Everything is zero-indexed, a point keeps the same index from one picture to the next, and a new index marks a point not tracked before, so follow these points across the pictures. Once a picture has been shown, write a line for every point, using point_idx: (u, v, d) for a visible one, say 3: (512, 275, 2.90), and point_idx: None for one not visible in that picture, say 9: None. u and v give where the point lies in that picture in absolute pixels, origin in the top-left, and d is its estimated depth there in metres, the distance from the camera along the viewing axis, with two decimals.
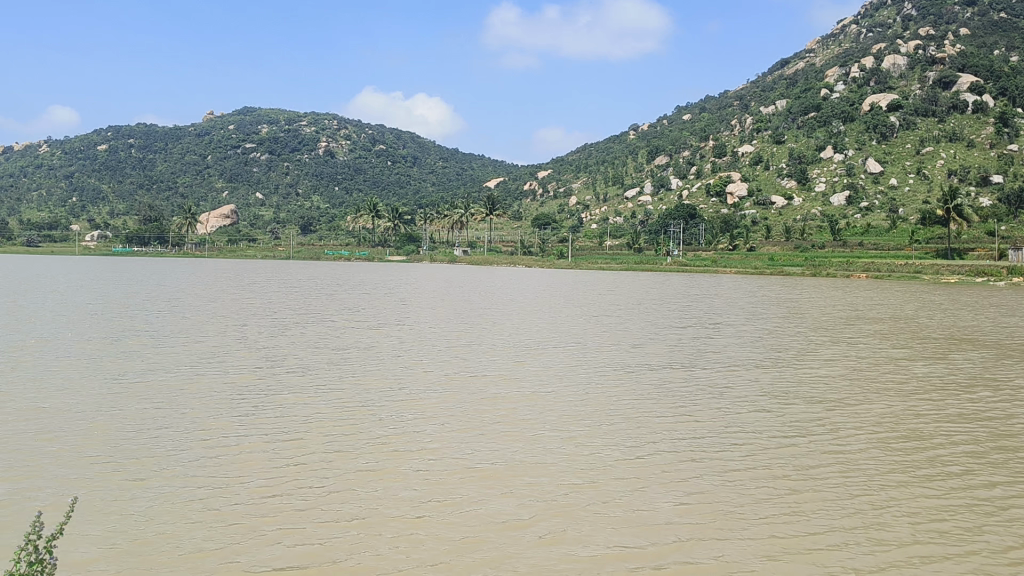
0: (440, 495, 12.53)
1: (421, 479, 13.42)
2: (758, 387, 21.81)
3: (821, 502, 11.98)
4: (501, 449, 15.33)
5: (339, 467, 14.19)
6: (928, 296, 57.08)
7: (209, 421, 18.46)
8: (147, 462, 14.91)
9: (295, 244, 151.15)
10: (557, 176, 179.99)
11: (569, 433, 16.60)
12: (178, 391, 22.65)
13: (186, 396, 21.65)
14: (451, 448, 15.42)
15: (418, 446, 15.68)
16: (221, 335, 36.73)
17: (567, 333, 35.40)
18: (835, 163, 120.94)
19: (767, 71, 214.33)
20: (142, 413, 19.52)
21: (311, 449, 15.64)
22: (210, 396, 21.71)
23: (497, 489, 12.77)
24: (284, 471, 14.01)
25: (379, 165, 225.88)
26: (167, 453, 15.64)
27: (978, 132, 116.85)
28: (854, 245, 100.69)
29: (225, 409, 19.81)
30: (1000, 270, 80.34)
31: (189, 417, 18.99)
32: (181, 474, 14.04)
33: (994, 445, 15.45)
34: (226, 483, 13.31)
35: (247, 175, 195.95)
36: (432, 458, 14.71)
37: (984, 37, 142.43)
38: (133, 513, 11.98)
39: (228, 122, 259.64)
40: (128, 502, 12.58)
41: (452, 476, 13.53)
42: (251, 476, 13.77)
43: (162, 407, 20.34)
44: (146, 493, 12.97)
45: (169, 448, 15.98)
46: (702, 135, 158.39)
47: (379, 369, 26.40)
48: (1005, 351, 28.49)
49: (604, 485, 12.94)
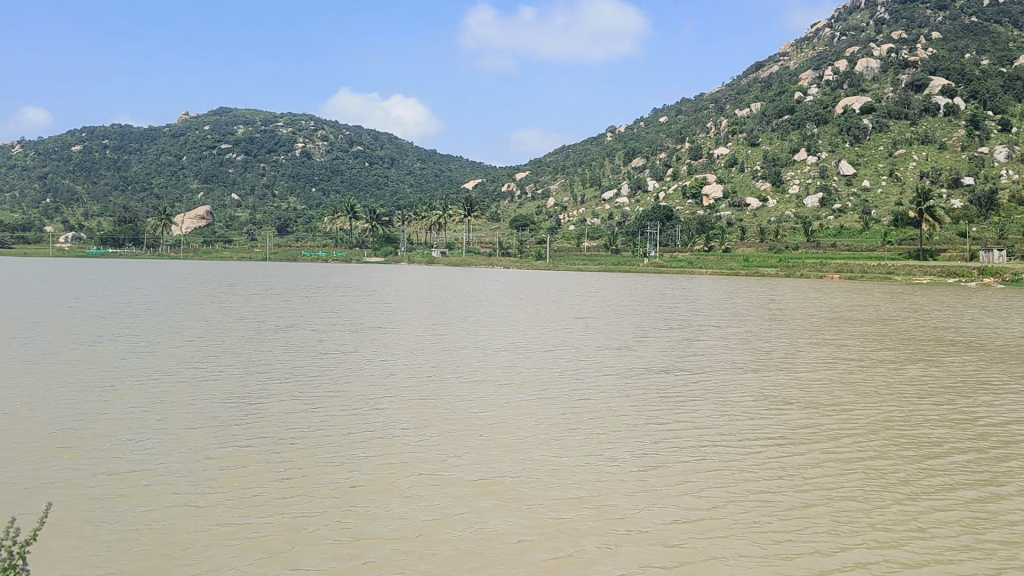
0: (442, 511, 12.50)
1: (421, 494, 13.37)
2: (748, 392, 22.04)
3: (820, 517, 12.01)
4: (500, 460, 15.35)
5: (326, 481, 14.07)
6: (903, 297, 58.06)
7: (189, 429, 18.33)
8: (126, 473, 14.72)
9: (271, 245, 150.46)
10: (536, 177, 180.48)
11: (565, 443, 16.59)
12: (152, 397, 22.48)
13: (161, 404, 21.47)
14: (449, 459, 15.48)
15: (412, 458, 15.64)
16: (200, 339, 36.63)
17: (551, 336, 35.78)
18: (808, 166, 122.40)
19: (742, 74, 216.10)
20: (118, 420, 19.32)
21: (298, 461, 15.49)
22: (190, 404, 21.49)
23: (499, 504, 12.79)
24: (270, 486, 13.83)
25: (357, 166, 225.16)
26: (145, 463, 15.45)
27: (950, 135, 118.13)
28: (828, 246, 101.85)
29: (205, 417, 19.63)
30: (971, 270, 81.39)
31: (168, 425, 18.82)
32: (161, 486, 13.86)
33: (996, 452, 15.66)
34: (206, 499, 13.11)
35: (223, 175, 194.51)
36: (424, 470, 14.67)
37: (956, 40, 143.79)
38: (106, 527, 11.82)
39: (204, 122, 258.35)
40: (106, 517, 12.34)
41: (444, 490, 13.48)
42: (237, 491, 13.57)
43: (137, 414, 20.12)
44: (126, 507, 12.76)
45: (147, 458, 15.79)
46: (678, 136, 159.54)
47: (364, 375, 26.42)
48: (988, 354, 28.95)
49: (607, 500, 12.93)
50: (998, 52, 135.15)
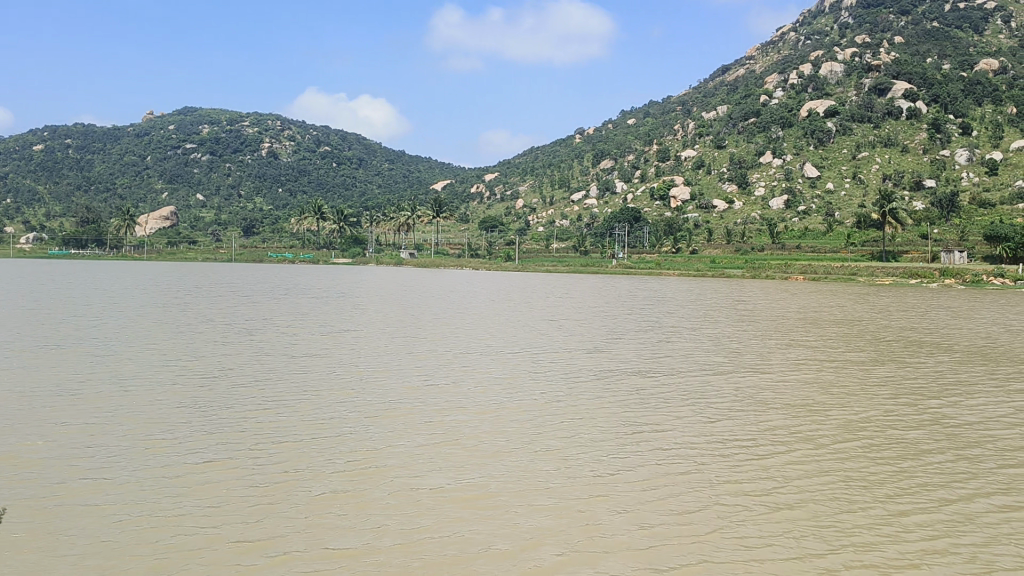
0: (420, 520, 12.45)
1: (398, 502, 13.32)
2: (722, 393, 22.30)
3: (804, 526, 12.01)
4: (478, 466, 15.32)
5: (300, 492, 13.86)
6: (869, 299, 58.93)
7: (155, 437, 17.99)
8: (91, 481, 14.50)
9: (237, 247, 148.84)
10: (504, 179, 180.31)
11: (545, 449, 16.55)
12: (114, 404, 21.95)
13: (123, 410, 21.14)
14: (426, 465, 15.42)
15: (387, 465, 15.56)
16: (165, 343, 36.01)
17: (522, 338, 35.76)
18: (774, 168, 123.73)
19: (708, 78, 217.90)
20: (79, 427, 18.98)
21: (275, 470, 15.22)
22: (154, 411, 21.05)
23: (477, 512, 12.76)
24: (243, 497, 13.55)
25: (324, 166, 223.21)
26: (108, 471, 15.14)
27: (912, 137, 119.94)
28: (792, 248, 102.97)
29: (170, 425, 19.24)
30: (933, 271, 82.76)
31: (133, 432, 18.50)
32: (125, 497, 13.59)
33: (971, 454, 15.97)
34: (178, 510, 12.90)
35: (187, 175, 192.01)
36: (402, 480, 14.50)
37: (918, 45, 145.91)
38: (75, 542, 11.57)
39: (168, 122, 255.21)
40: (69, 531, 12.02)
41: (426, 501, 13.30)
42: (205, 501, 13.36)
43: (98, 422, 19.67)
44: (89, 519, 12.48)
45: (110, 467, 15.44)
46: (647, 139, 160.27)
47: (335, 379, 26.18)
48: (956, 355, 29.48)
49: (587, 506, 12.99)
50: (959, 57, 137.44)
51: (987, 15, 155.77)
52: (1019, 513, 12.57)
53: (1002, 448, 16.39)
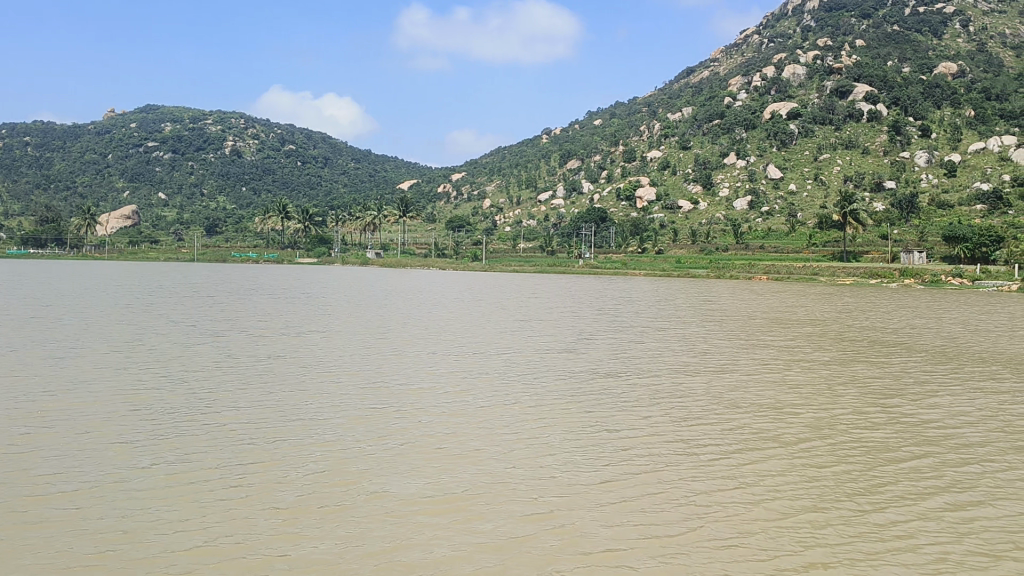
0: (394, 527, 12.35)
1: (374, 507, 13.22)
2: (694, 394, 22.49)
3: (786, 529, 12.06)
4: (453, 470, 15.25)
5: (274, 500, 13.62)
6: (835, 299, 59.80)
7: (121, 443, 17.65)
8: (56, 491, 14.14)
9: (200, 246, 147.06)
10: (471, 179, 180.06)
11: (523, 453, 16.49)
12: (75, 409, 21.50)
13: (84, 415, 20.73)
14: (401, 470, 15.30)
15: (361, 470, 15.41)
16: (129, 345, 35.45)
17: (493, 339, 35.79)
18: (737, 169, 125.10)
19: (673, 79, 219.55)
20: (41, 433, 18.60)
21: (247, 477, 14.97)
22: (117, 416, 20.65)
23: (452, 517, 12.68)
24: (214, 505, 13.35)
25: (289, 165, 221.00)
26: (71, 480, 14.78)
27: (873, 140, 121.73)
28: (756, 248, 104.10)
29: (138, 430, 18.91)
30: (892, 271, 84.24)
31: (99, 438, 18.16)
32: (91, 508, 13.24)
33: (942, 455, 16.24)
34: (150, 521, 12.65)
35: (149, 174, 189.20)
36: (378, 486, 14.33)
37: (879, 48, 148.09)
38: (42, 556, 11.27)
39: (130, 119, 251.23)
40: (35, 542, 11.76)
41: (403, 507, 13.18)
42: (174, 510, 13.12)
43: (62, 427, 19.25)
44: (54, 531, 12.18)
45: (73, 475, 15.11)
46: (613, 140, 160.97)
47: (302, 382, 25.91)
48: (922, 355, 29.98)
49: (567, 509, 12.99)
50: (919, 60, 139.62)
51: (946, 19, 158.45)
52: (998, 515, 12.72)
53: (975, 449, 16.66)
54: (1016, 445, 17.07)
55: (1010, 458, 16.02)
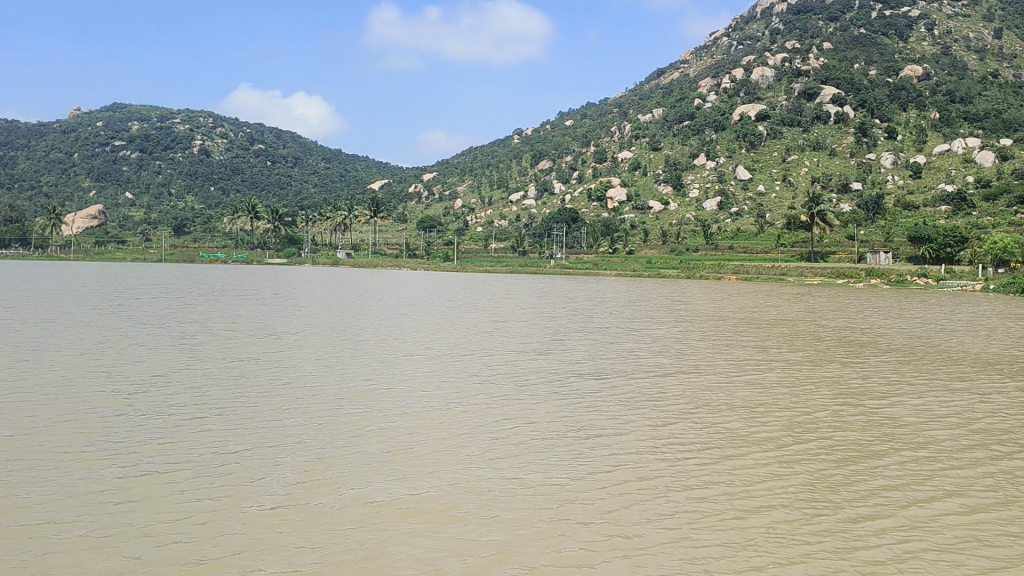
0: (372, 533, 12.36)
1: (355, 513, 13.24)
2: (670, 395, 22.71)
3: (764, 531, 12.34)
4: (433, 475, 15.28)
5: (253, 506, 13.60)
6: (805, 299, 60.59)
7: (92, 450, 17.45)
8: (26, 499, 13.97)
9: (168, 246, 145.24)
10: (443, 179, 179.76)
11: (502, 457, 16.60)
12: (43, 414, 21.22)
13: (49, 420, 20.46)
14: (380, 475, 15.29)
15: (340, 475, 15.39)
16: (97, 348, 35.00)
17: (466, 340, 35.75)
18: (707, 170, 126.15)
19: (644, 81, 220.87)
20: (6, 440, 18.33)
21: (223, 483, 14.89)
22: (86, 421, 20.39)
23: (433, 523, 12.72)
24: (190, 512, 13.30)
25: (258, 165, 219.10)
26: (43, 488, 14.61)
27: (840, 142, 123.09)
28: (725, 249, 104.93)
29: (111, 436, 18.68)
30: (859, 271, 85.32)
31: (68, 444, 17.94)
32: (60, 517, 13.08)
33: (914, 455, 16.58)
34: (124, 528, 12.59)
35: (116, 173, 186.86)
36: (356, 491, 14.35)
37: (846, 51, 149.79)
38: (16, 564, 11.18)
39: (97, 117, 248.24)
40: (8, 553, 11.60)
41: (383, 514, 13.18)
42: (147, 519, 13.00)
43: (31, 434, 18.97)
44: (26, 542, 12.02)
45: (46, 482, 14.94)
46: (584, 141, 161.42)
47: (274, 385, 25.76)
48: (892, 355, 30.46)
49: (547, 515, 13.05)
50: (885, 63, 141.27)
51: (912, 23, 160.82)
52: (969, 514, 13.10)
53: (944, 449, 17.07)
54: (985, 444, 17.51)
55: (980, 457, 16.44)
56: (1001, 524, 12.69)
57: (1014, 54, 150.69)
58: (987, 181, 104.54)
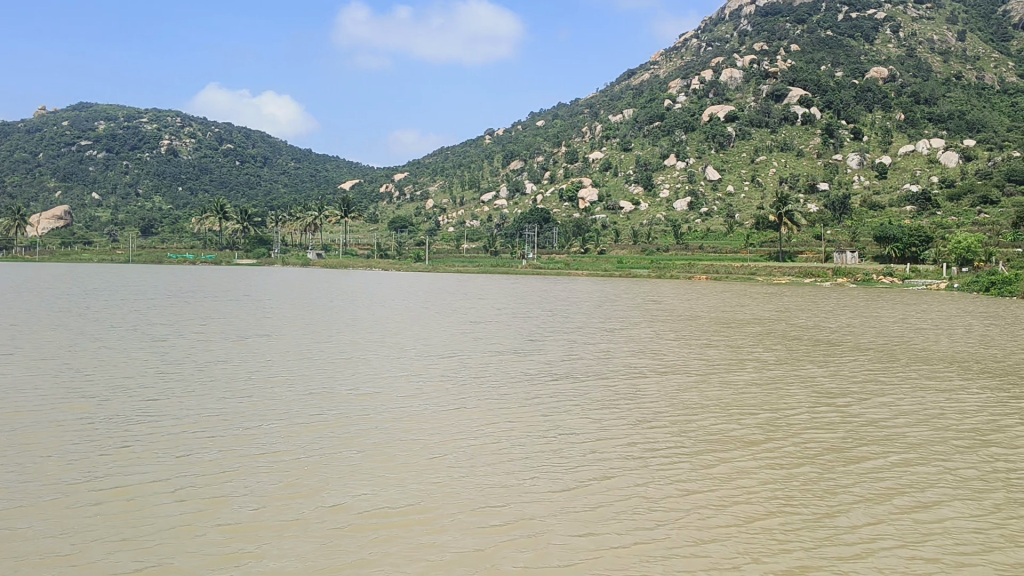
0: (355, 536, 12.38)
1: (336, 517, 13.26)
2: (645, 396, 22.93)
3: (745, 532, 12.48)
4: (411, 480, 15.30)
5: (233, 513, 13.50)
6: (777, 298, 61.34)
7: (65, 456, 17.26)
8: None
9: (135, 247, 143.55)
10: (414, 179, 179.32)
11: (483, 460, 16.68)
12: (14, 420, 20.96)
13: (18, 425, 20.20)
14: (358, 479, 15.32)
15: (318, 479, 15.39)
16: (70, 351, 34.65)
17: (441, 342, 35.72)
18: (677, 171, 127.13)
19: (614, 82, 222.05)
20: None
21: (199, 490, 14.81)
22: (57, 427, 20.16)
23: (412, 526, 12.80)
24: (166, 518, 13.23)
25: (227, 165, 216.89)
26: (16, 496, 14.45)
27: (807, 143, 124.44)
28: (695, 249, 105.73)
29: (83, 442, 18.50)
30: (826, 270, 86.35)
31: (41, 451, 17.73)
32: (34, 524, 12.94)
33: (885, 454, 16.92)
34: (102, 536, 12.45)
35: (82, 174, 184.72)
36: (335, 496, 14.36)
37: (813, 52, 151.49)
38: None
39: (62, 117, 244.76)
40: None
41: (363, 517, 13.23)
42: (123, 525, 12.93)
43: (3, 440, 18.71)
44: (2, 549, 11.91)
45: (18, 490, 14.77)
46: (556, 142, 161.80)
47: (246, 389, 25.56)
48: (862, 355, 30.93)
49: (530, 518, 13.14)
50: (851, 64, 143.14)
51: (877, 26, 162.92)
52: (942, 511, 13.40)
53: (915, 447, 17.40)
54: (956, 442, 17.87)
55: (950, 455, 16.81)
56: (970, 521, 13.00)
57: (976, 57, 153.39)
58: (952, 181, 106.36)
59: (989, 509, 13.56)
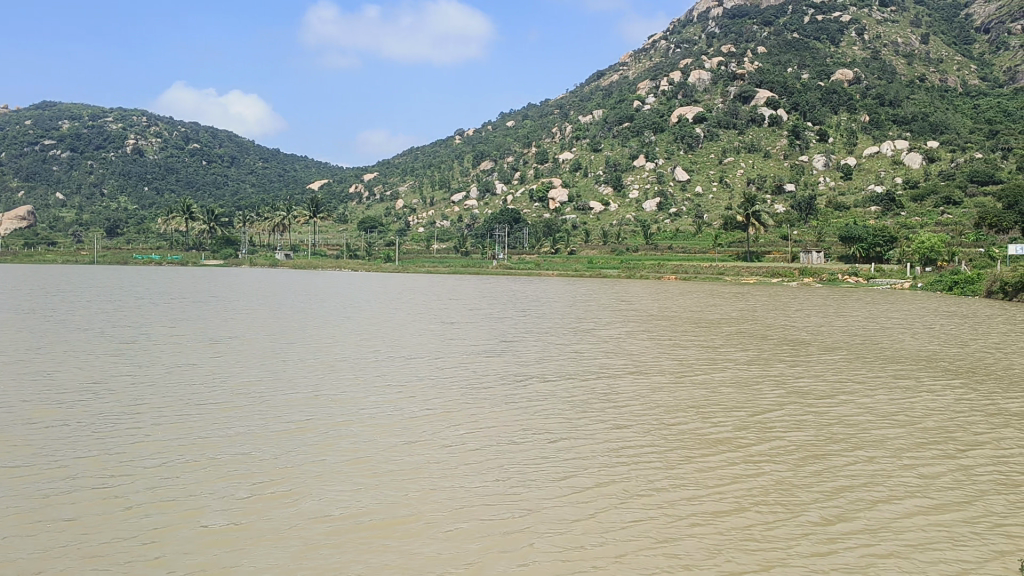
0: (339, 545, 12.43)
1: (318, 526, 13.26)
2: (622, 397, 23.17)
3: (722, 534, 12.75)
4: (391, 486, 15.33)
5: (209, 522, 13.51)
6: (745, 297, 62.04)
7: (35, 465, 17.01)
8: None
9: (100, 248, 141.74)
10: (383, 180, 178.56)
11: (463, 464, 16.79)
12: None
13: None
14: (337, 486, 15.32)
15: (296, 487, 15.34)
16: (35, 355, 34.20)
17: (413, 344, 35.78)
18: (646, 172, 127.95)
19: (584, 83, 222.86)
20: None
21: (175, 499, 14.68)
22: (26, 434, 19.85)
23: (397, 534, 12.88)
24: (144, 530, 13.11)
25: (193, 164, 214.43)
26: None
27: (774, 143, 125.78)
28: (664, 249, 106.43)
29: (52, 450, 18.23)
30: (792, 270, 87.24)
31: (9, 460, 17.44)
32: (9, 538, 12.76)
33: (859, 454, 17.30)
34: (73, 548, 12.34)
35: (46, 173, 182.27)
36: (315, 503, 14.34)
37: (780, 54, 153.19)
38: None
39: (25, 116, 240.84)
40: None
41: (345, 526, 13.23)
42: (103, 537, 12.80)
43: None
44: None
45: None
46: (525, 142, 161.95)
47: (215, 393, 25.31)
48: (831, 354, 31.45)
49: (514, 523, 13.29)
50: (817, 66, 144.88)
51: (843, 27, 164.89)
52: (915, 511, 13.80)
53: (884, 447, 17.83)
54: (925, 442, 18.31)
55: (923, 455, 17.22)
56: (942, 519, 13.42)
57: (939, 59, 155.92)
58: (915, 181, 108.06)
59: (960, 507, 13.97)
